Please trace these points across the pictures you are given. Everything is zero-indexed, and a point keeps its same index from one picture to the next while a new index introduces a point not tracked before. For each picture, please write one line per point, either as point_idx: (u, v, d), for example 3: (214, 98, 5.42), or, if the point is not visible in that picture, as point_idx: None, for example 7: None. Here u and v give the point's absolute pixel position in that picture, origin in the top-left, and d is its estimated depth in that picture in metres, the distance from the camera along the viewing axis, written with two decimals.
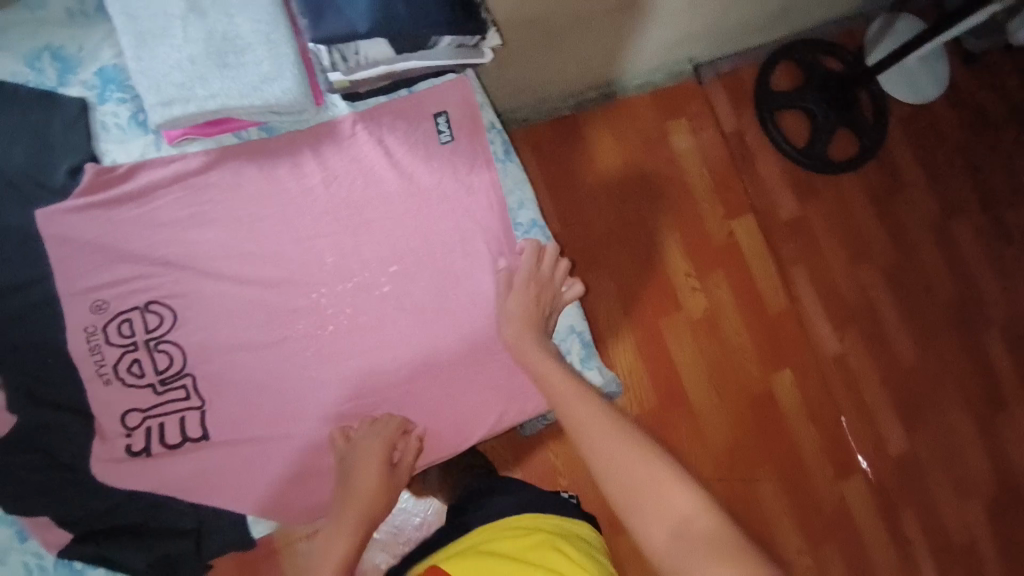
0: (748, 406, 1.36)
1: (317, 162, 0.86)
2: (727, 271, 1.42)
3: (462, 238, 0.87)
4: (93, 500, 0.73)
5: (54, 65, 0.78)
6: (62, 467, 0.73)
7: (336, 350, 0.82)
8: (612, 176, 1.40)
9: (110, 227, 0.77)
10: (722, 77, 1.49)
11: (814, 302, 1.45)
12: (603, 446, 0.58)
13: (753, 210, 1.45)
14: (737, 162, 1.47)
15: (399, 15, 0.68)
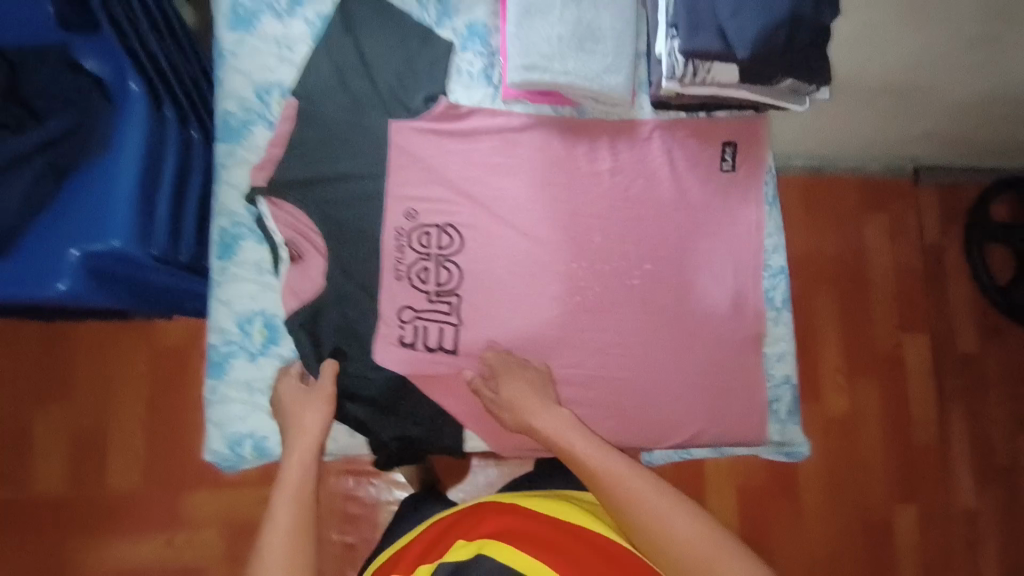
0: (864, 525, 1.57)
1: (611, 151, 0.94)
2: (880, 383, 1.62)
3: (716, 260, 0.92)
4: (364, 372, 0.88)
5: (437, 7, 0.93)
6: (347, 336, 0.88)
7: (577, 318, 0.90)
8: (826, 250, 1.62)
9: (440, 152, 0.91)
10: (941, 187, 1.69)
11: (962, 445, 1.64)
12: (647, 504, 0.69)
13: (931, 332, 1.65)
14: (927, 278, 1.67)
15: (772, 52, 0.75)
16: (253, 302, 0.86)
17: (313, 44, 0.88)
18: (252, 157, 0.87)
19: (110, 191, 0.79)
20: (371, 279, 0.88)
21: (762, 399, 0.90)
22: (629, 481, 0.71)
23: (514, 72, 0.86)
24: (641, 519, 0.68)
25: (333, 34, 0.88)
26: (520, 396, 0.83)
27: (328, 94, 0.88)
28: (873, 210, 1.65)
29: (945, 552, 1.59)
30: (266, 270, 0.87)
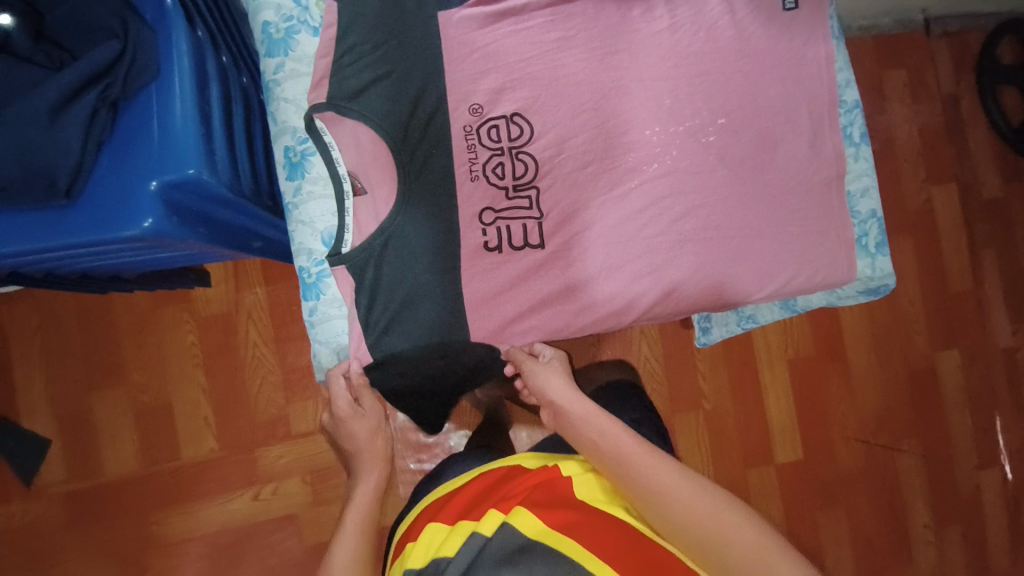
0: (907, 375, 1.61)
1: (666, 8, 0.89)
2: (914, 236, 1.62)
3: (793, 103, 0.89)
4: (452, 301, 0.84)
5: None
6: (436, 263, 0.83)
7: (658, 187, 0.87)
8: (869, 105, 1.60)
9: (495, 37, 0.86)
10: (948, 36, 1.65)
11: (995, 287, 1.66)
12: (676, 483, 0.71)
13: (957, 180, 1.64)
14: (950, 126, 1.65)
15: None
16: (330, 218, 0.84)
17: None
18: (302, 67, 0.84)
19: (169, 122, 0.74)
20: (443, 184, 0.84)
21: (850, 237, 0.90)
22: (657, 465, 0.73)
23: None
24: (664, 496, 0.70)
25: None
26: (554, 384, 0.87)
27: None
28: (891, 66, 1.61)
29: (989, 393, 1.64)
30: (338, 188, 0.83)
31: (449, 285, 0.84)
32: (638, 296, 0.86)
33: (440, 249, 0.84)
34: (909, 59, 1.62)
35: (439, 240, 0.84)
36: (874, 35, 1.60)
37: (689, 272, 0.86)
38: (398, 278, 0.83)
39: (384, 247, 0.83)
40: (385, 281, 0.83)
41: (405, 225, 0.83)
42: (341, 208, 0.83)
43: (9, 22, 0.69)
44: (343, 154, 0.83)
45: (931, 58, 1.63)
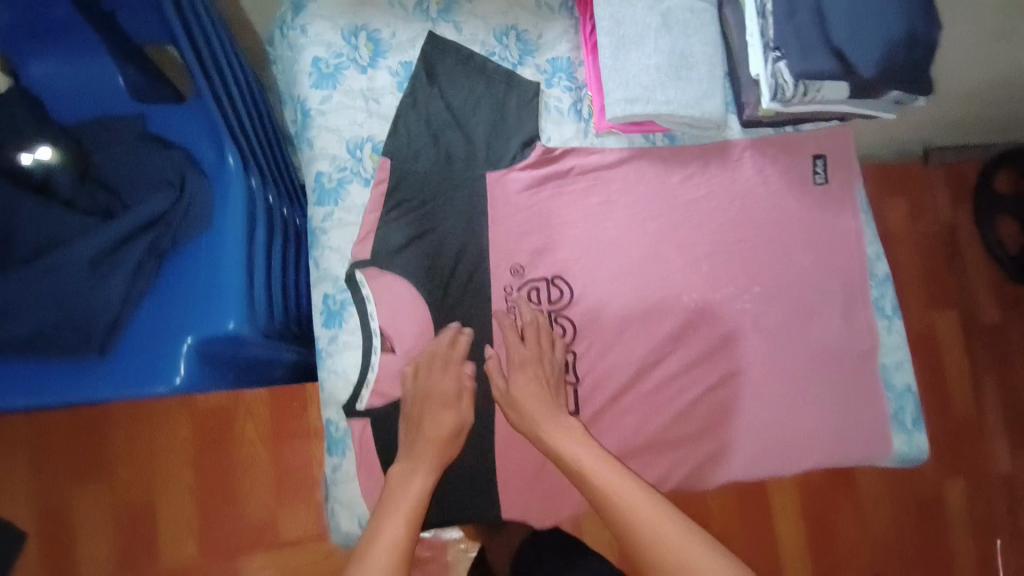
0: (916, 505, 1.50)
1: (704, 175, 0.92)
2: (922, 353, 1.55)
3: (827, 276, 0.91)
4: (480, 465, 0.81)
5: (518, 45, 0.91)
6: None
7: (694, 353, 0.87)
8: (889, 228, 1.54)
9: (540, 198, 0.88)
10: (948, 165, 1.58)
11: (998, 413, 1.56)
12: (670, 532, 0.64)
13: (959, 307, 1.56)
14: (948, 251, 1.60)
15: (888, 74, 0.75)
16: (357, 373, 0.80)
17: (404, 90, 0.87)
18: (350, 216, 0.83)
19: (217, 273, 0.75)
20: (480, 345, 0.84)
21: (885, 413, 0.90)
22: (666, 522, 0.65)
23: (614, 105, 0.83)
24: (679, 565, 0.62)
25: (421, 83, 0.87)
26: (543, 417, 0.77)
27: (423, 146, 0.86)
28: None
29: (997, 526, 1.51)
30: (370, 341, 0.81)
31: (480, 450, 0.82)
32: (671, 466, 0.85)
33: (473, 413, 0.82)
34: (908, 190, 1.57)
35: (473, 403, 0.82)
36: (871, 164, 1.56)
37: (725, 442, 0.86)
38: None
39: (414, 407, 0.81)
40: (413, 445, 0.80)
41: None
42: (365, 363, 0.80)
43: (50, 158, 0.71)
44: (376, 309, 0.81)
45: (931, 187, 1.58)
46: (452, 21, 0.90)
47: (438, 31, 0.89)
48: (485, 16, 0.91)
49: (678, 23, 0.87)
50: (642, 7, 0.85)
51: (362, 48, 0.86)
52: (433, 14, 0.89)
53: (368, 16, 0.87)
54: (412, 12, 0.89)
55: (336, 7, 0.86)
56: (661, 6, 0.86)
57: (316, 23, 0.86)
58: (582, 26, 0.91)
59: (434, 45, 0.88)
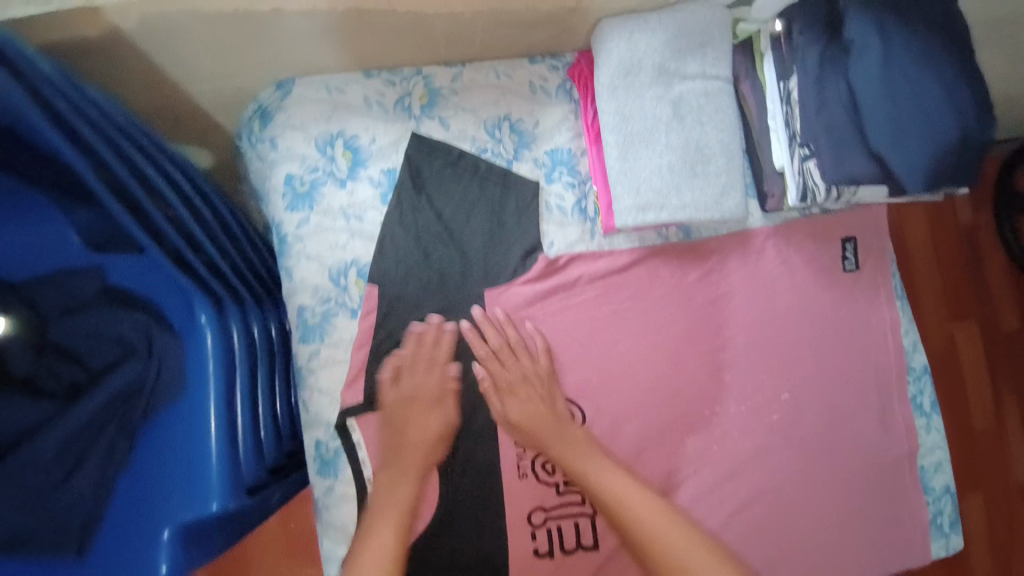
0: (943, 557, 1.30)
1: (723, 272, 0.84)
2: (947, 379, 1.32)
3: (861, 375, 0.84)
4: None
5: (512, 138, 0.82)
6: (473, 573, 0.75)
7: (720, 472, 0.80)
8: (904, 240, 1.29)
9: (546, 312, 0.80)
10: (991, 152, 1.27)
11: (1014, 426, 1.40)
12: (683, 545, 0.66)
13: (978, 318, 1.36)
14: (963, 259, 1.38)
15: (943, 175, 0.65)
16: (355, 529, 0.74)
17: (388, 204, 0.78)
18: (338, 354, 0.76)
19: (190, 437, 0.68)
20: (489, 484, 0.77)
21: (927, 520, 0.84)
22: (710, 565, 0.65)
23: (625, 214, 0.75)
24: None
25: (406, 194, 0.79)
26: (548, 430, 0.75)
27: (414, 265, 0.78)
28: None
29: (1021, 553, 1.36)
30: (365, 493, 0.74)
31: None
32: None
33: (484, 560, 0.75)
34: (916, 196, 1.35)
35: (484, 551, 0.76)
36: None
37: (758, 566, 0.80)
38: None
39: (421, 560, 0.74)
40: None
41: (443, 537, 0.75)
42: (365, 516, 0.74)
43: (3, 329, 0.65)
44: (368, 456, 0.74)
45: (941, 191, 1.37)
46: (437, 116, 0.80)
47: (423, 130, 0.80)
48: (474, 107, 0.81)
49: (691, 111, 0.77)
50: (651, 97, 0.75)
51: (340, 158, 0.78)
52: (416, 110, 0.80)
53: (344, 120, 0.78)
54: (392, 111, 0.79)
55: (307, 114, 0.77)
56: (671, 94, 0.75)
57: (286, 135, 0.77)
58: (584, 112, 0.82)
59: (419, 148, 0.79)
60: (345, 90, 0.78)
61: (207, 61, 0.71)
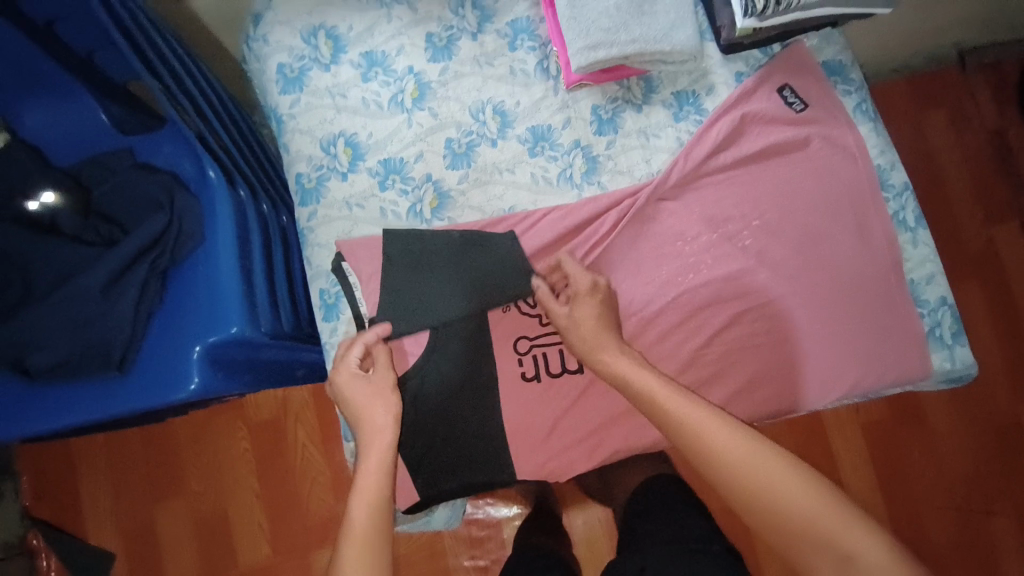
0: (995, 433, 1.49)
1: (685, 112, 0.87)
2: (981, 281, 1.56)
3: (840, 192, 0.84)
4: (485, 432, 0.80)
5: (475, 13, 0.88)
6: (470, 395, 0.81)
7: (700, 293, 0.83)
8: (934, 133, 1.61)
9: (518, 160, 0.86)
10: (985, 66, 1.60)
11: None
12: (783, 492, 0.59)
13: (1019, 216, 1.58)
14: (1004, 156, 1.60)
15: None
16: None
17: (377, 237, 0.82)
18: (336, 212, 0.83)
19: (217, 280, 0.79)
20: (473, 315, 0.82)
21: (921, 331, 0.82)
22: (752, 458, 0.61)
23: (576, 55, 0.80)
24: (761, 491, 0.60)
25: (391, 234, 0.81)
26: (586, 348, 0.74)
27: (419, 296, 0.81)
28: (929, 106, 1.61)
29: None
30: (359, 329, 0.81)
31: (482, 416, 0.81)
32: None
33: (471, 386, 0.81)
34: (948, 96, 1.61)
35: (472, 373, 0.81)
36: (903, 77, 1.62)
37: (740, 385, 0.82)
38: (423, 412, 0.80)
39: (418, 387, 0.80)
40: (415, 419, 0.80)
41: (436, 366, 0.81)
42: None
43: (52, 201, 0.77)
44: (365, 294, 0.81)
45: (970, 88, 1.61)
46: (406, 2, 0.88)
47: (394, 15, 0.88)
48: None
49: None
50: None
51: (322, 46, 0.87)
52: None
53: (324, 13, 0.87)
54: (365, 1, 0.88)
55: (293, 12, 0.87)
56: None
57: (276, 31, 0.87)
58: None
59: (392, 30, 0.87)
60: None
61: None
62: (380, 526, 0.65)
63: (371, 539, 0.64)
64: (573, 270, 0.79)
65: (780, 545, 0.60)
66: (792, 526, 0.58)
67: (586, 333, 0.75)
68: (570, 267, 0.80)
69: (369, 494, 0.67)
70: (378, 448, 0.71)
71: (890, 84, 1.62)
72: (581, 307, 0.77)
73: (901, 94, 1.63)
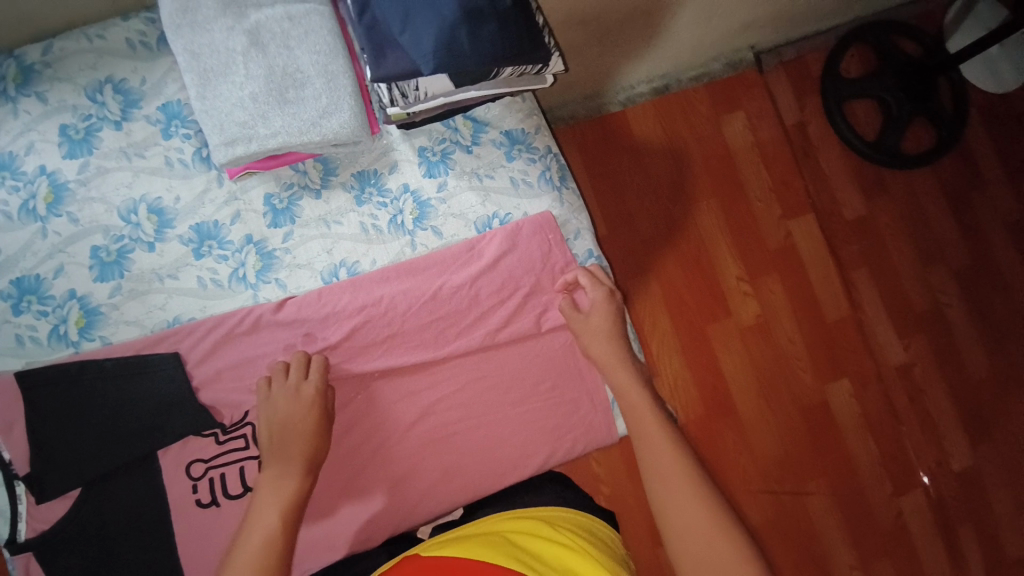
0: (802, 414, 1.56)
1: (368, 196, 0.84)
2: (782, 275, 1.60)
3: (519, 276, 0.85)
4: (156, 568, 0.75)
5: (116, 98, 0.78)
6: (136, 533, 0.75)
7: (392, 385, 0.83)
8: (733, 134, 1.62)
9: (182, 264, 0.79)
10: (784, 65, 1.66)
11: (873, 304, 1.65)
12: (666, 468, 0.71)
13: (813, 209, 1.64)
14: (798, 155, 1.66)
15: (466, 54, 0.65)
16: (7, 510, 0.75)
17: (10, 377, 0.74)
18: None
19: None
20: (126, 446, 0.74)
21: (605, 399, 0.88)
22: (660, 441, 0.74)
23: (215, 151, 0.74)
24: (652, 468, 0.72)
25: (25, 380, 0.73)
26: (294, 433, 0.74)
27: (64, 444, 0.73)
28: (726, 111, 1.62)
29: (891, 411, 1.61)
30: (6, 474, 0.74)
31: (155, 555, 0.75)
32: (384, 515, 0.81)
33: (138, 523, 0.75)
34: (744, 100, 1.63)
35: (141, 509, 0.75)
36: (704, 83, 1.62)
37: (435, 477, 0.82)
38: (88, 561, 0.74)
39: (73, 535, 0.74)
40: (73, 569, 0.74)
41: (97, 506, 0.75)
42: (12, 495, 0.74)
43: None
44: (5, 438, 0.74)
45: (769, 92, 1.65)
46: (33, 92, 0.77)
47: (20, 109, 0.76)
48: (70, 75, 0.77)
49: (274, 37, 0.74)
50: (222, 30, 0.73)
51: None
52: (12, 92, 0.76)
53: None
54: None
55: None
56: (245, 23, 0.73)
57: None
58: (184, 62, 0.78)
59: (19, 126, 0.76)
60: None
61: None
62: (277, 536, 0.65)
63: (271, 518, 0.67)
64: (297, 375, 0.76)
65: (639, 447, 0.76)
66: (663, 494, 0.69)
67: (289, 434, 0.73)
68: (293, 371, 0.76)
69: (278, 501, 0.69)
70: (296, 442, 0.73)
71: (690, 92, 1.61)
72: (291, 412, 0.75)
73: (703, 102, 1.62)
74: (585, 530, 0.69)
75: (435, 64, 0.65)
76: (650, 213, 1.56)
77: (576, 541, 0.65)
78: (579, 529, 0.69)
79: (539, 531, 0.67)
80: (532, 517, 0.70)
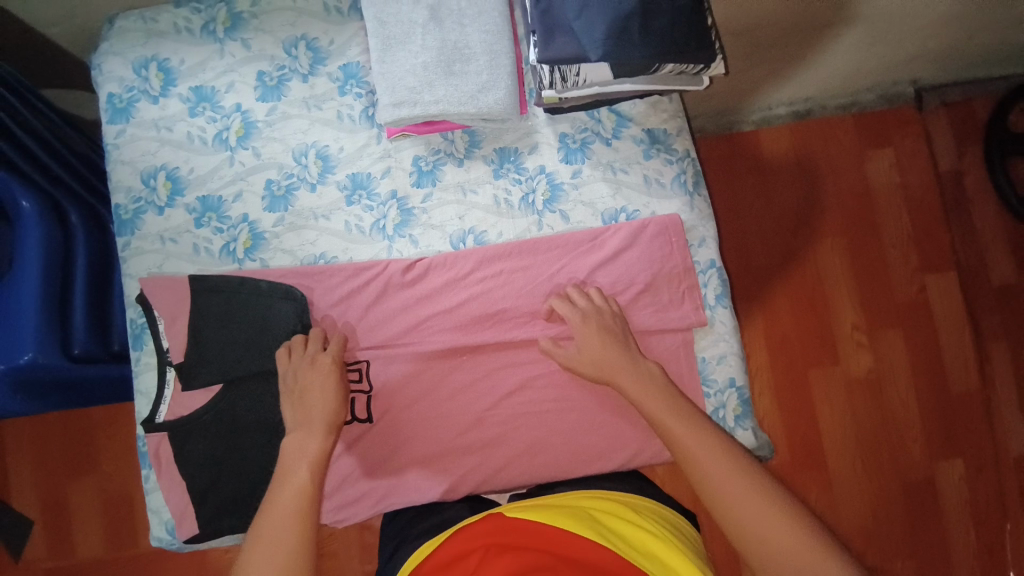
0: (900, 486, 1.43)
1: (506, 171, 0.89)
2: (905, 331, 1.47)
3: (636, 273, 0.86)
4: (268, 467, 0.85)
5: (307, 54, 0.88)
6: (257, 434, 0.85)
7: (496, 353, 0.87)
8: (876, 173, 1.51)
9: (334, 207, 0.88)
10: (948, 106, 1.52)
11: (1008, 383, 1.47)
12: (745, 510, 0.63)
13: (956, 267, 1.49)
14: (948, 206, 1.51)
15: (632, 45, 0.68)
16: (155, 392, 0.86)
17: (184, 279, 0.85)
18: (149, 244, 0.87)
19: (20, 298, 0.84)
20: (264, 356, 0.85)
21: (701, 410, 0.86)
22: (730, 475, 0.66)
23: (382, 111, 0.80)
24: (725, 509, 0.64)
25: (197, 284, 0.85)
26: (315, 398, 0.78)
27: (212, 344, 0.84)
28: (872, 147, 1.51)
29: (1003, 507, 1.42)
30: (161, 359, 0.85)
31: (267, 456, 0.85)
32: (467, 471, 0.85)
33: (260, 426, 0.85)
34: (895, 138, 1.51)
35: (265, 414, 0.85)
36: (853, 113, 1.52)
37: (520, 448, 0.85)
38: (213, 447, 0.85)
39: (206, 424, 0.85)
40: (202, 452, 0.85)
41: (230, 404, 0.85)
42: (163, 379, 0.85)
43: None
44: (166, 328, 0.85)
45: (924, 133, 1.51)
46: (240, 39, 0.88)
47: (227, 52, 0.88)
48: (273, 29, 0.88)
49: (451, 14, 0.80)
50: (408, 3, 0.80)
51: (153, 78, 0.88)
52: (221, 35, 0.89)
53: (158, 46, 0.88)
54: (199, 36, 0.89)
55: (128, 43, 0.88)
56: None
57: (108, 60, 0.88)
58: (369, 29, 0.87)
59: (223, 66, 0.88)
60: (158, 19, 0.89)
61: (50, 4, 0.86)
62: (309, 493, 0.69)
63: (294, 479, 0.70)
64: (313, 346, 0.82)
65: (703, 485, 0.67)
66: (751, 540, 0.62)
67: (308, 400, 0.78)
68: (310, 343, 0.82)
69: (304, 463, 0.72)
70: (312, 410, 0.78)
71: (835, 122, 1.52)
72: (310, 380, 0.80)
73: (847, 133, 1.52)
74: (666, 519, 0.71)
75: (602, 53, 0.68)
76: (768, 240, 1.49)
77: (658, 527, 0.67)
78: (658, 516, 0.71)
79: (623, 512, 0.69)
80: (614, 499, 0.72)
